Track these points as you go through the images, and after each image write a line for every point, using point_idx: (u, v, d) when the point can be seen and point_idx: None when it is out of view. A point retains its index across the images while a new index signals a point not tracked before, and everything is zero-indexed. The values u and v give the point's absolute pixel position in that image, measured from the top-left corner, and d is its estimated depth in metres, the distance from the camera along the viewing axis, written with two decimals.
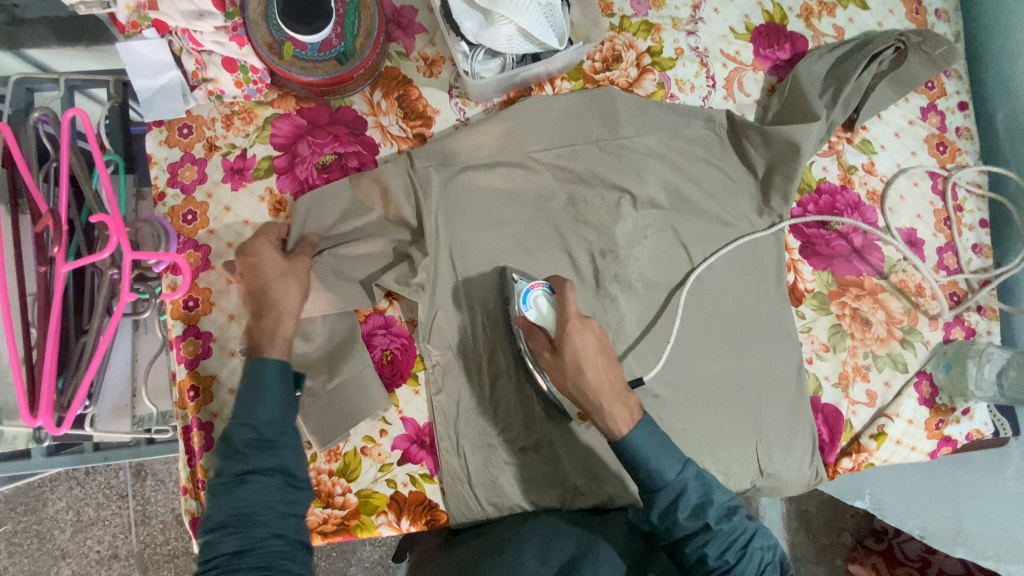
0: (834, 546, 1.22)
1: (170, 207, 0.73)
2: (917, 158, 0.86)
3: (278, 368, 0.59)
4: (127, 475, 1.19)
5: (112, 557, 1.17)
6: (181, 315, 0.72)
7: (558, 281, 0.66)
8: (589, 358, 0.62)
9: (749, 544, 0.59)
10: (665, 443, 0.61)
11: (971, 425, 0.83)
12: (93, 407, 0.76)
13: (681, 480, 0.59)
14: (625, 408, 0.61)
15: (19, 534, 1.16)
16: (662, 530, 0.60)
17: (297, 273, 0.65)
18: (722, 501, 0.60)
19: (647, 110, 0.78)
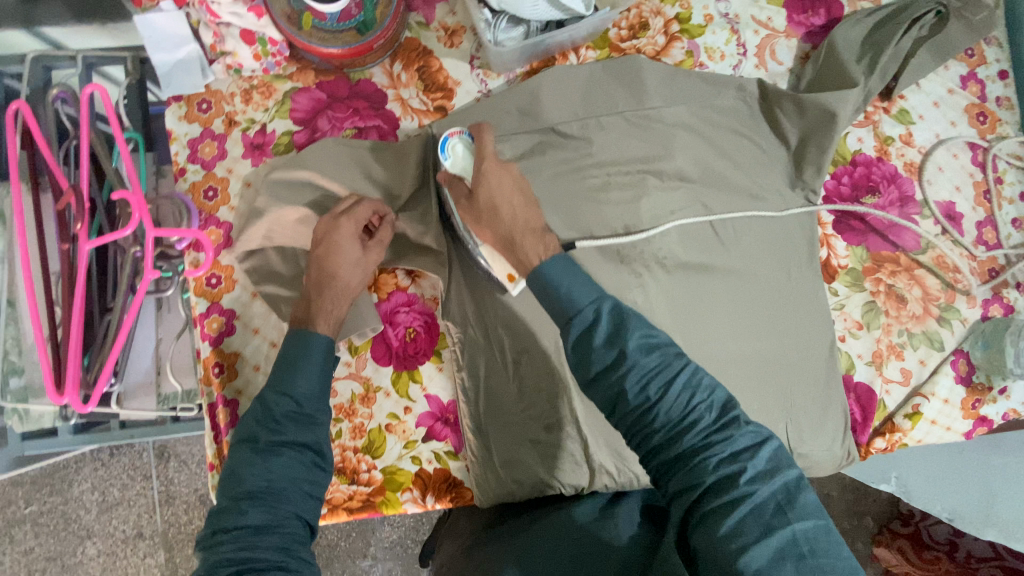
0: (856, 529, 1.20)
1: (191, 183, 0.72)
2: (957, 129, 0.82)
3: (326, 347, 0.60)
4: (150, 456, 1.21)
5: (138, 536, 1.20)
6: (204, 292, 0.72)
7: (478, 129, 0.66)
8: (503, 197, 0.62)
9: (676, 378, 0.51)
10: (580, 273, 0.57)
11: (1007, 405, 0.81)
12: (119, 386, 0.76)
13: (595, 307, 0.54)
14: (540, 242, 0.60)
15: (45, 516, 1.18)
16: (578, 363, 0.54)
17: (369, 266, 0.67)
18: (644, 331, 0.53)
19: (674, 81, 0.76)
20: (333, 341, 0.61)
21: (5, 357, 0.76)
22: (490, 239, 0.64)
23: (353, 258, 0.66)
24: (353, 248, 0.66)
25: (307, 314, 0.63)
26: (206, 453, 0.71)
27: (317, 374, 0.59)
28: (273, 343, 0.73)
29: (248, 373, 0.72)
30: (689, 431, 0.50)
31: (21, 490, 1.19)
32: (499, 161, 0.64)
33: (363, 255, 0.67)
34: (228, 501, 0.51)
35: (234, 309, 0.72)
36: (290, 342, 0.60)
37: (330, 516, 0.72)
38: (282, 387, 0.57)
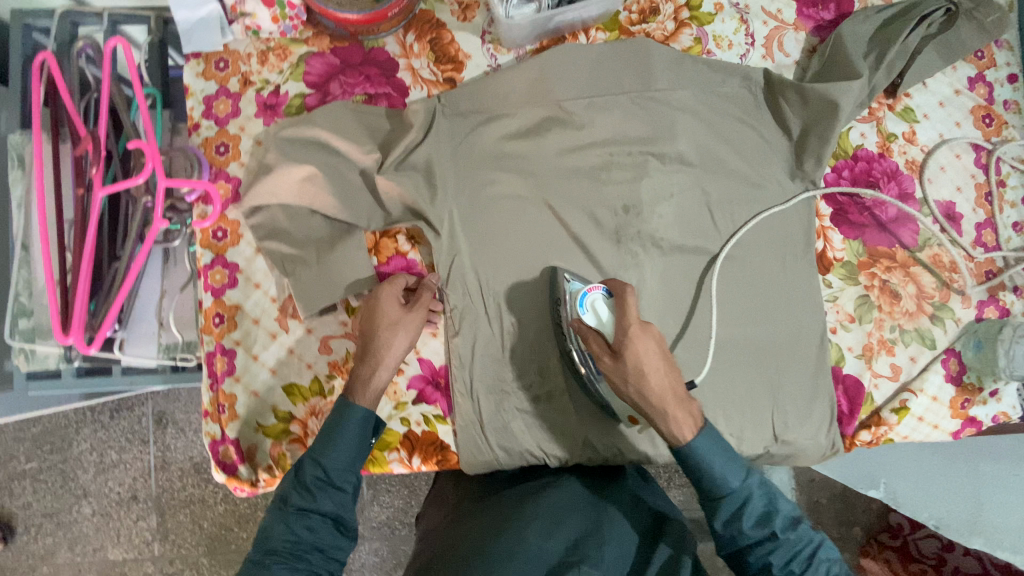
0: (845, 539, 1.21)
1: (204, 138, 0.74)
2: (961, 130, 0.83)
3: (364, 416, 0.62)
4: (149, 422, 1.25)
5: (132, 499, 1.24)
6: (209, 244, 0.74)
7: (619, 286, 0.65)
8: (652, 364, 0.59)
9: (816, 555, 0.57)
10: (727, 449, 0.59)
11: (997, 407, 0.81)
12: (123, 331, 0.79)
13: (746, 487, 0.58)
14: (687, 415, 0.59)
15: (44, 472, 1.24)
16: (726, 538, 0.59)
17: (410, 325, 0.67)
18: (788, 509, 0.58)
19: (682, 64, 0.77)
20: (371, 412, 0.63)
21: (14, 298, 0.79)
22: (630, 400, 0.61)
23: (393, 319, 0.67)
24: (392, 308, 0.67)
25: (351, 383, 0.64)
26: (203, 400, 0.73)
27: (353, 445, 0.60)
28: (273, 298, 0.74)
29: (247, 325, 0.74)
30: None
31: (23, 446, 1.24)
32: (643, 326, 0.61)
33: (405, 314, 0.67)
34: (256, 554, 0.56)
35: (237, 262, 0.74)
36: (331, 413, 0.62)
37: None
38: (316, 454, 0.60)
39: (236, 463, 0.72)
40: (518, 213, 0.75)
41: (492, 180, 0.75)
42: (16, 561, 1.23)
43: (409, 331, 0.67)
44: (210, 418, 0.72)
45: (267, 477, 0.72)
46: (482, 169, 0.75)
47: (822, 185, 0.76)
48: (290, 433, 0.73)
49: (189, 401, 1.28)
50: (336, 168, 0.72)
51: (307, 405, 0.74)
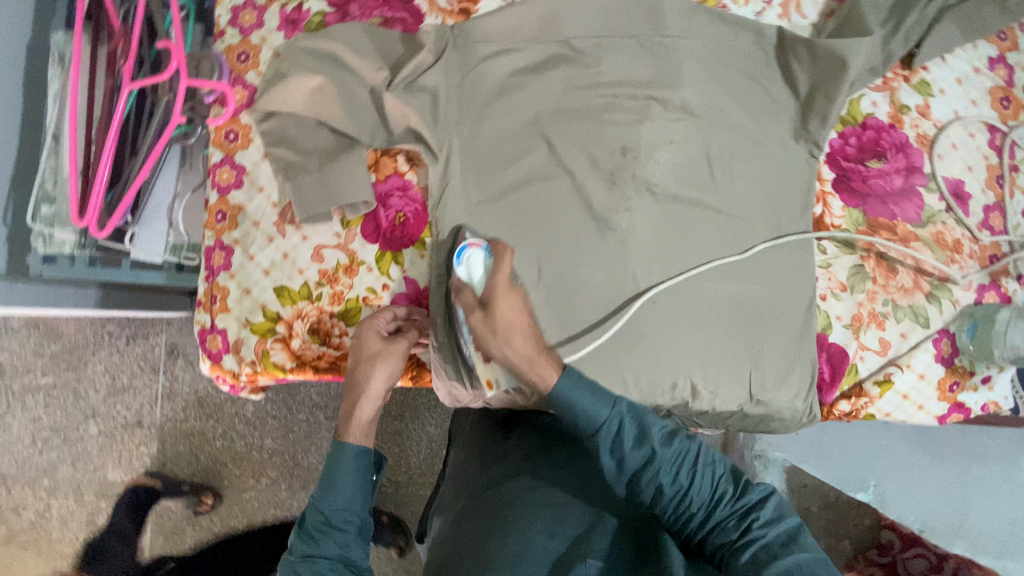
0: (832, 551, 1.13)
1: (227, 45, 0.78)
2: (977, 109, 0.81)
3: (356, 452, 0.65)
4: (161, 352, 1.33)
5: (137, 424, 1.31)
6: (221, 145, 0.78)
7: (498, 248, 0.68)
8: (515, 317, 0.63)
9: (697, 461, 0.60)
10: (593, 384, 0.62)
11: (988, 396, 0.78)
12: (134, 226, 0.82)
13: (617, 414, 0.61)
14: (551, 368, 0.63)
15: (57, 388, 1.31)
16: (614, 470, 0.61)
17: (393, 355, 0.68)
18: (659, 424, 0.62)
19: (695, 14, 0.77)
20: (364, 450, 0.66)
21: (41, 184, 0.84)
22: (499, 355, 0.64)
23: (375, 351, 0.68)
24: (373, 342, 0.69)
25: (344, 420, 0.67)
26: (198, 291, 0.77)
27: (349, 485, 0.63)
28: (274, 203, 0.78)
29: (247, 226, 0.77)
30: (718, 505, 0.58)
31: (40, 361, 1.31)
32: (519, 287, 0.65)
33: (386, 346, 0.69)
34: None
35: (244, 165, 0.78)
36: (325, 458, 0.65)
37: (297, 371, 0.76)
38: (316, 502, 0.63)
39: (222, 353, 0.76)
40: (516, 145, 0.77)
41: (493, 110, 0.77)
42: (20, 470, 1.30)
43: (392, 367, 0.68)
44: (202, 308, 0.77)
45: (250, 370, 0.76)
46: (484, 99, 0.77)
47: (798, 234, 0.77)
48: (275, 332, 0.76)
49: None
50: (344, 81, 0.75)
51: (295, 308, 0.76)
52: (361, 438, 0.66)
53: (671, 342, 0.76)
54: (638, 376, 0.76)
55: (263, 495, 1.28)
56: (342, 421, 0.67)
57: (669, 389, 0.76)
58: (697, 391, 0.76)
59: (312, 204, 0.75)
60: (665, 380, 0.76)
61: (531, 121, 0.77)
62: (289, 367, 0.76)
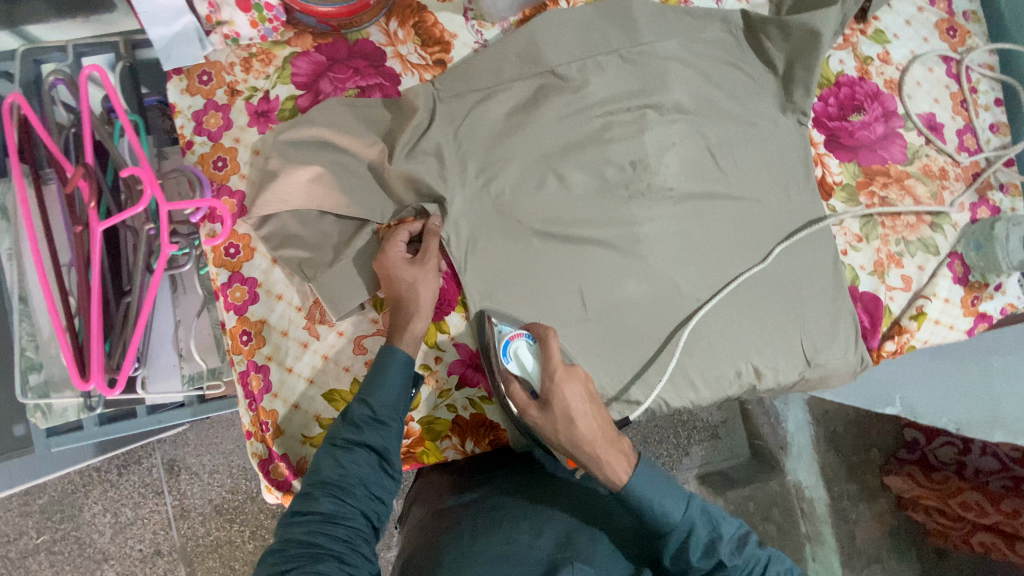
0: (866, 463, 1.28)
1: (200, 154, 0.73)
2: (930, 44, 0.87)
3: (405, 359, 0.66)
4: (161, 472, 1.25)
5: (156, 553, 1.24)
6: (223, 262, 0.72)
7: (541, 332, 0.67)
8: (579, 409, 0.63)
9: (766, 574, 0.60)
10: (667, 483, 0.63)
11: (1004, 300, 0.85)
12: (143, 370, 0.75)
13: (687, 519, 0.61)
14: (621, 455, 0.63)
15: (58, 543, 1.21)
16: (679, 568, 0.62)
17: (426, 267, 0.69)
18: (730, 532, 0.62)
19: (665, 15, 0.78)
20: (413, 360, 0.67)
21: (21, 354, 0.75)
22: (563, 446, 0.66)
23: (406, 265, 0.70)
24: (400, 255, 0.70)
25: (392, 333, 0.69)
26: (243, 421, 0.72)
27: (397, 387, 0.64)
28: (298, 307, 0.73)
29: (276, 338, 0.72)
30: None
31: (30, 521, 1.21)
32: (573, 374, 0.65)
33: (415, 261, 0.70)
34: (307, 487, 0.59)
35: (255, 277, 0.72)
36: (375, 359, 0.66)
37: None
38: (363, 394, 0.64)
39: (290, 479, 0.71)
40: (529, 184, 0.76)
41: (498, 154, 0.75)
42: None
43: (432, 282, 0.70)
44: (254, 437, 0.71)
45: None
46: (485, 147, 0.75)
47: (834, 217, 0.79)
48: None
49: (197, 444, 1.26)
50: (341, 165, 0.71)
51: None
52: (411, 347, 0.68)
53: (723, 332, 0.77)
54: (704, 374, 0.76)
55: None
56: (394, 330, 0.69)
57: (735, 377, 0.77)
58: (761, 372, 0.78)
59: (342, 291, 0.72)
60: (730, 370, 0.77)
61: (536, 156, 0.76)
62: None
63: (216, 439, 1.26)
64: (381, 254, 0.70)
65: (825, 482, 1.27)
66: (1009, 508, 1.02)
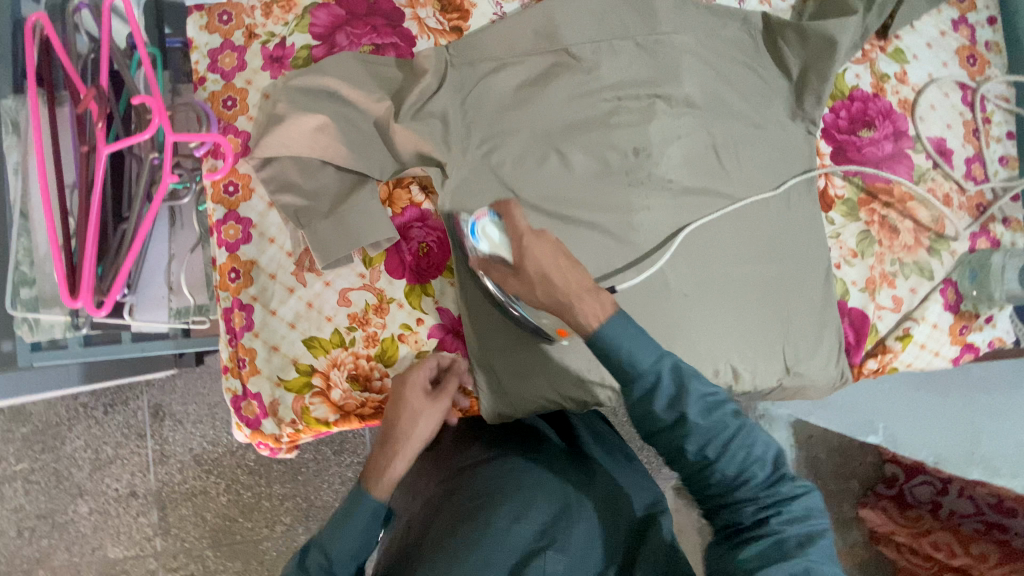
0: (842, 492, 1.28)
1: (211, 92, 0.75)
2: (948, 69, 0.86)
3: (374, 512, 0.60)
4: (145, 415, 1.27)
5: (130, 494, 1.26)
6: (221, 199, 0.74)
7: (503, 206, 0.63)
8: (553, 265, 0.59)
9: (732, 441, 0.54)
10: (640, 332, 0.56)
11: (993, 333, 0.85)
12: (132, 297, 0.76)
13: (656, 369, 0.55)
14: (597, 301, 0.57)
15: (36, 472, 1.24)
16: (641, 420, 0.56)
17: (438, 409, 0.65)
18: (702, 392, 0.55)
19: (685, 8, 0.79)
20: (385, 508, 0.62)
21: (16, 267, 0.77)
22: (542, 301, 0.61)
23: (417, 406, 0.65)
24: (417, 393, 0.66)
25: (377, 469, 0.62)
26: (221, 355, 0.74)
27: (360, 542, 0.59)
28: (288, 252, 0.74)
29: (264, 280, 0.73)
30: (742, 486, 0.55)
31: (12, 447, 1.23)
32: (533, 232, 0.60)
33: (426, 398, 0.66)
34: None
35: (250, 218, 0.74)
36: (344, 503, 0.61)
37: (343, 422, 0.74)
38: (323, 544, 0.59)
39: (260, 418, 0.73)
40: (531, 159, 0.76)
41: (504, 126, 0.76)
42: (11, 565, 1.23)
43: (436, 417, 0.66)
44: (230, 373, 0.74)
45: (292, 430, 0.73)
46: (492, 118, 0.76)
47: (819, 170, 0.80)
48: (311, 386, 0.73)
49: (184, 392, 1.28)
50: (346, 116, 0.72)
51: (329, 358, 0.74)
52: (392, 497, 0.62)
53: (707, 330, 0.76)
54: None
55: (281, 543, 1.26)
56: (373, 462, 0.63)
57: (712, 376, 0.76)
58: (739, 375, 0.77)
59: (332, 238, 0.72)
60: (709, 368, 0.76)
61: (540, 133, 0.77)
62: (332, 420, 0.73)
63: (203, 389, 1.28)
64: (401, 384, 0.66)
65: None
66: (977, 552, 1.01)
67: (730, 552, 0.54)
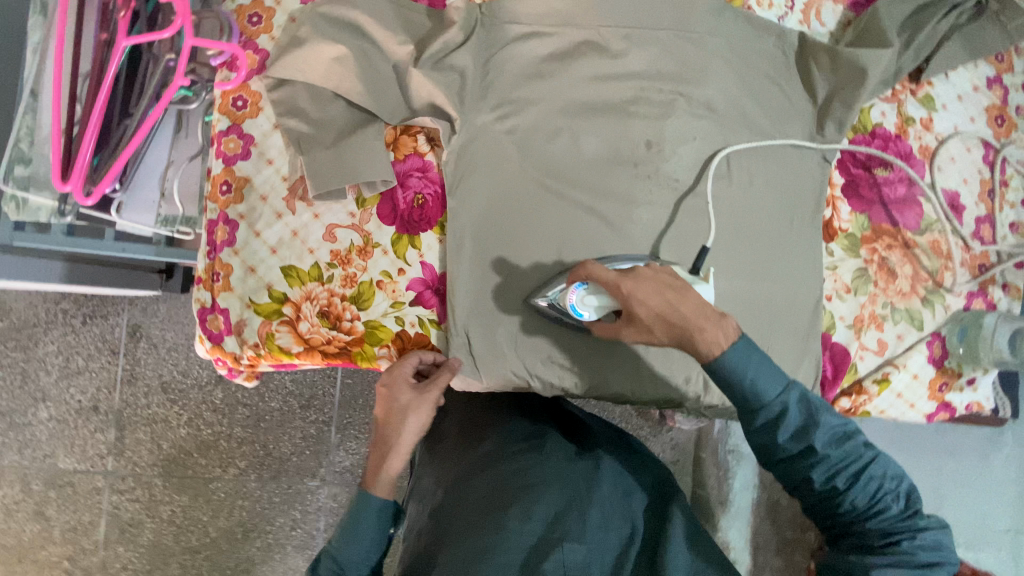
0: (796, 541, 1.22)
1: (238, 5, 0.75)
2: (974, 125, 0.86)
3: (377, 508, 0.69)
4: (122, 333, 1.26)
5: (92, 408, 1.25)
6: (227, 112, 0.74)
7: (579, 271, 0.65)
8: (659, 300, 0.61)
9: (865, 471, 0.60)
10: (768, 363, 0.61)
11: (972, 396, 0.84)
12: (122, 195, 0.76)
13: (782, 400, 0.61)
14: (719, 329, 0.61)
15: (7, 368, 1.24)
16: (764, 447, 0.62)
17: (424, 402, 0.71)
18: (831, 425, 0.60)
19: (723, 12, 0.78)
20: (387, 504, 0.70)
21: (14, 144, 0.76)
22: (667, 336, 0.62)
23: (408, 398, 0.71)
24: (405, 384, 0.71)
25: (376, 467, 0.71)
26: (198, 267, 0.73)
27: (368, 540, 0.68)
28: (284, 177, 0.73)
29: (254, 200, 0.73)
30: (875, 516, 0.60)
31: None
32: (630, 275, 0.62)
33: (419, 393, 0.71)
34: None
35: (252, 136, 0.73)
36: (352, 509, 0.69)
37: (305, 356, 0.73)
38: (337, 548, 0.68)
39: (223, 334, 0.72)
40: (544, 132, 0.76)
41: (521, 95, 0.75)
42: None
43: (426, 409, 0.71)
44: (202, 285, 0.73)
45: (253, 354, 0.72)
46: (512, 83, 0.75)
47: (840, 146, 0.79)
48: (281, 314, 0.72)
49: (165, 318, 1.28)
50: (366, 52, 0.71)
51: (303, 290, 0.73)
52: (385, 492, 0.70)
53: None
54: (653, 367, 0.76)
55: (230, 486, 1.25)
56: (373, 468, 0.70)
57: (683, 383, 0.76)
58: (709, 385, 0.77)
59: (329, 169, 0.71)
60: (680, 372, 0.76)
61: (556, 107, 0.76)
62: (295, 351, 0.72)
63: (183, 318, 1.27)
64: (392, 370, 0.72)
65: (753, 548, 1.22)
66: None
67: (847, 558, 0.61)
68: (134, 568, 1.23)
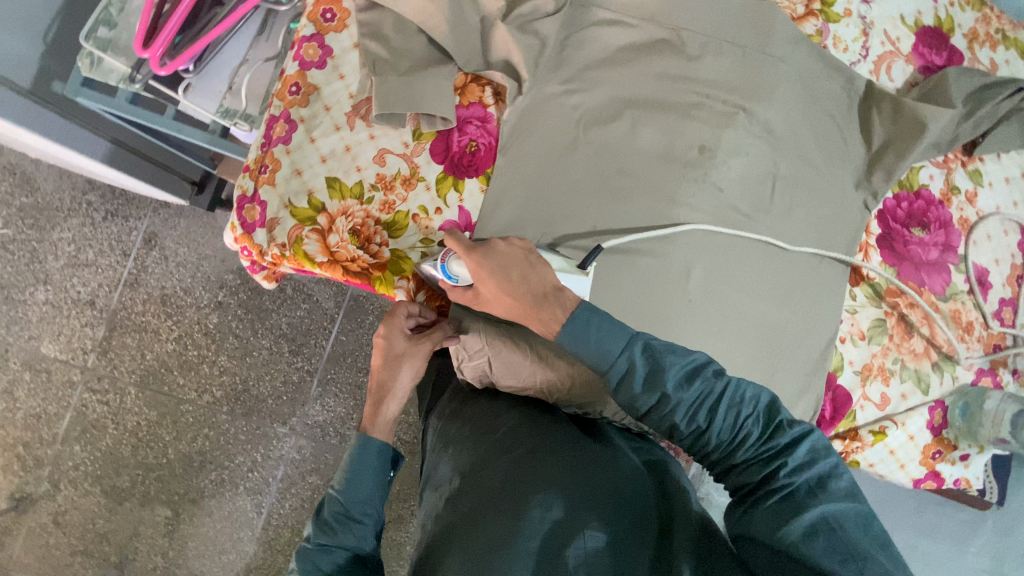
0: None
1: None
2: (1015, 209, 0.90)
3: (378, 448, 0.70)
4: (137, 238, 1.27)
5: (88, 303, 1.25)
6: (315, 21, 0.77)
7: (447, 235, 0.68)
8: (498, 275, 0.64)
9: (719, 402, 0.57)
10: (610, 321, 0.61)
11: (963, 472, 0.84)
12: (192, 76, 0.79)
13: (627, 354, 0.60)
14: (557, 305, 0.63)
15: (16, 243, 1.24)
16: (628, 406, 0.61)
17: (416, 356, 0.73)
18: (680, 364, 0.59)
19: (800, 43, 0.81)
20: (387, 445, 0.71)
21: (105, 7, 0.79)
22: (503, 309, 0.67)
23: (403, 350, 0.74)
24: (399, 339, 0.73)
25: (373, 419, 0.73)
26: (249, 156, 0.74)
27: (371, 479, 0.68)
28: (351, 94, 0.76)
29: (318, 107, 0.75)
30: (741, 446, 0.56)
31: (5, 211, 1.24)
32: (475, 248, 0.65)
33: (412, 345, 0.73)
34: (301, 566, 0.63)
35: (332, 49, 0.76)
36: (354, 453, 0.70)
37: (326, 267, 0.73)
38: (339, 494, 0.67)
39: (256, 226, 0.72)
40: (608, 111, 0.78)
41: (591, 74, 0.77)
42: None
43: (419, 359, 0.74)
44: (248, 174, 0.73)
45: (278, 254, 0.71)
46: (589, 57, 0.78)
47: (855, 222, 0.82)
48: (314, 222, 0.73)
49: (181, 233, 1.28)
50: None
51: (342, 204, 0.74)
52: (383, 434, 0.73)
53: (696, 340, 0.76)
54: None
55: (200, 412, 1.24)
56: (370, 415, 0.74)
57: None
58: None
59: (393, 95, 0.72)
60: None
61: (624, 90, 0.78)
62: (319, 261, 0.72)
63: (200, 236, 1.28)
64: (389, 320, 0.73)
65: None
66: None
67: (742, 505, 0.55)
68: (85, 470, 1.21)
